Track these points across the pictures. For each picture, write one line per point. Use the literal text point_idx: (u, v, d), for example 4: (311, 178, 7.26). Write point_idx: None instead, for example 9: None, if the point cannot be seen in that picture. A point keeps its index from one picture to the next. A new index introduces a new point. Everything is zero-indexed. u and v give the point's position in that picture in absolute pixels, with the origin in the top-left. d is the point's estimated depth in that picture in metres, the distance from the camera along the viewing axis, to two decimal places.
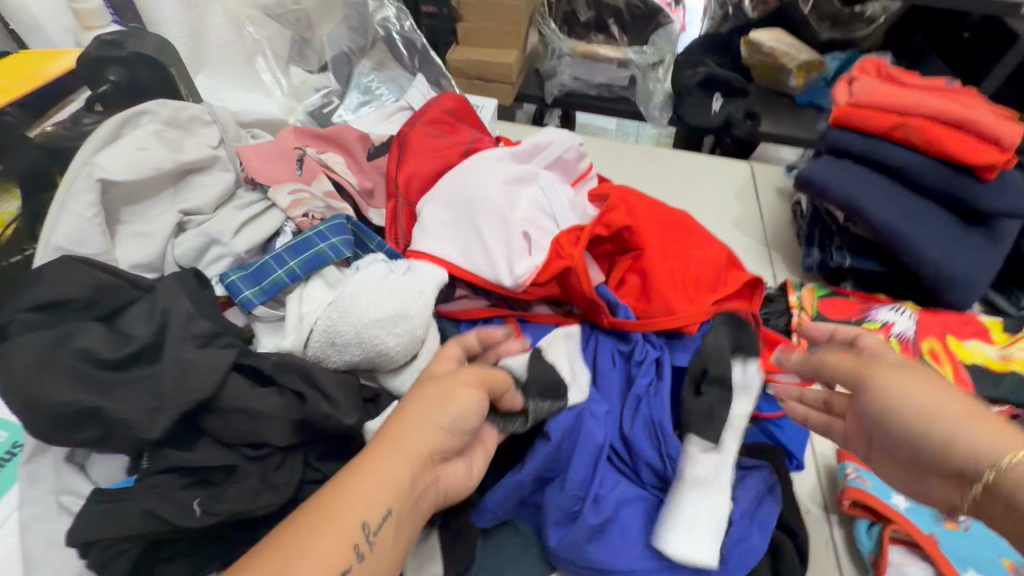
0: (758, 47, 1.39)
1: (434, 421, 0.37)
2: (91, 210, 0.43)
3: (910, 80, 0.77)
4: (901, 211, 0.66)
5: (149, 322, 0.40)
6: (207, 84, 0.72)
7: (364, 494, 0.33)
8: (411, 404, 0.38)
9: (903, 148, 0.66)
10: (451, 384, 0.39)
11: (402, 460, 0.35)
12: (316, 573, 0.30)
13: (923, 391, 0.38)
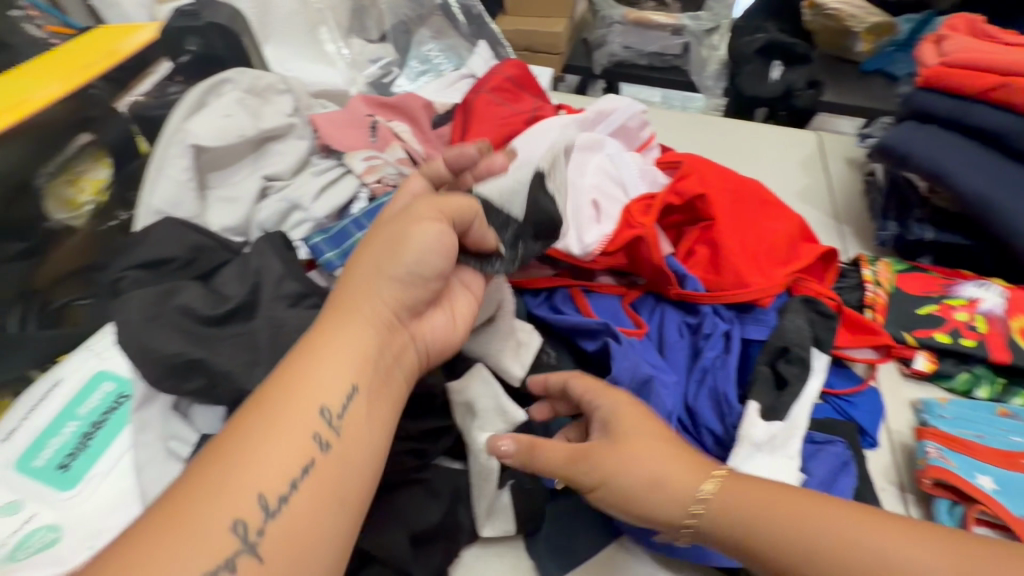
0: (822, 9, 1.31)
1: (390, 269, 0.36)
2: (183, 174, 0.45)
3: (1008, 38, 0.71)
4: (995, 179, 0.61)
5: (243, 281, 0.42)
6: (273, 54, 0.72)
7: (312, 381, 0.32)
8: (361, 273, 0.36)
9: (1000, 110, 0.61)
10: (408, 243, 0.37)
11: (366, 332, 0.35)
12: (285, 442, 0.30)
13: (653, 453, 0.37)
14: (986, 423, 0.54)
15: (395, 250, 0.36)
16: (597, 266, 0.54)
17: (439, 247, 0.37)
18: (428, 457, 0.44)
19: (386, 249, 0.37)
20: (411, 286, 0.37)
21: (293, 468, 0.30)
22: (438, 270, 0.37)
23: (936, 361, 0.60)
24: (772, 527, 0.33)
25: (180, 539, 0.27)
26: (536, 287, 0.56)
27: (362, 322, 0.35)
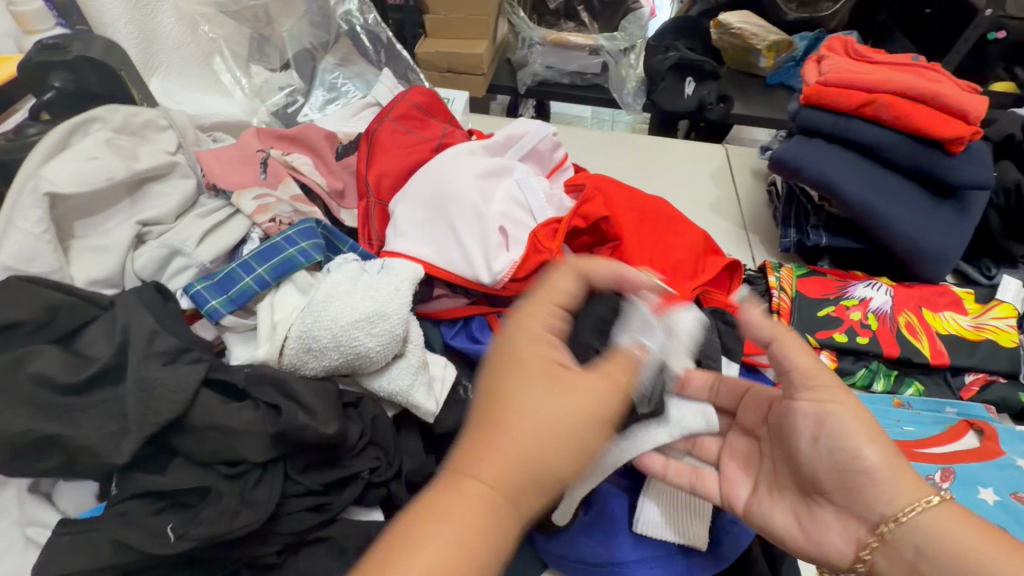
0: (728, 28, 1.39)
1: (522, 440, 0.32)
2: (38, 226, 0.41)
3: (876, 57, 0.78)
4: (873, 186, 0.66)
5: (109, 341, 0.38)
6: (163, 88, 0.67)
7: (433, 560, 0.28)
8: (493, 443, 0.32)
9: (873, 125, 0.66)
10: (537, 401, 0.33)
11: (478, 504, 0.30)
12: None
13: (861, 432, 0.41)
14: (881, 416, 0.58)
15: (511, 411, 0.33)
16: (509, 292, 0.53)
17: (571, 409, 0.33)
18: (334, 511, 0.41)
19: (523, 408, 0.33)
20: (541, 462, 0.32)
21: None
22: (572, 426, 0.33)
23: (837, 359, 0.63)
24: (956, 544, 0.37)
25: None
26: (450, 318, 0.54)
27: (485, 496, 0.31)
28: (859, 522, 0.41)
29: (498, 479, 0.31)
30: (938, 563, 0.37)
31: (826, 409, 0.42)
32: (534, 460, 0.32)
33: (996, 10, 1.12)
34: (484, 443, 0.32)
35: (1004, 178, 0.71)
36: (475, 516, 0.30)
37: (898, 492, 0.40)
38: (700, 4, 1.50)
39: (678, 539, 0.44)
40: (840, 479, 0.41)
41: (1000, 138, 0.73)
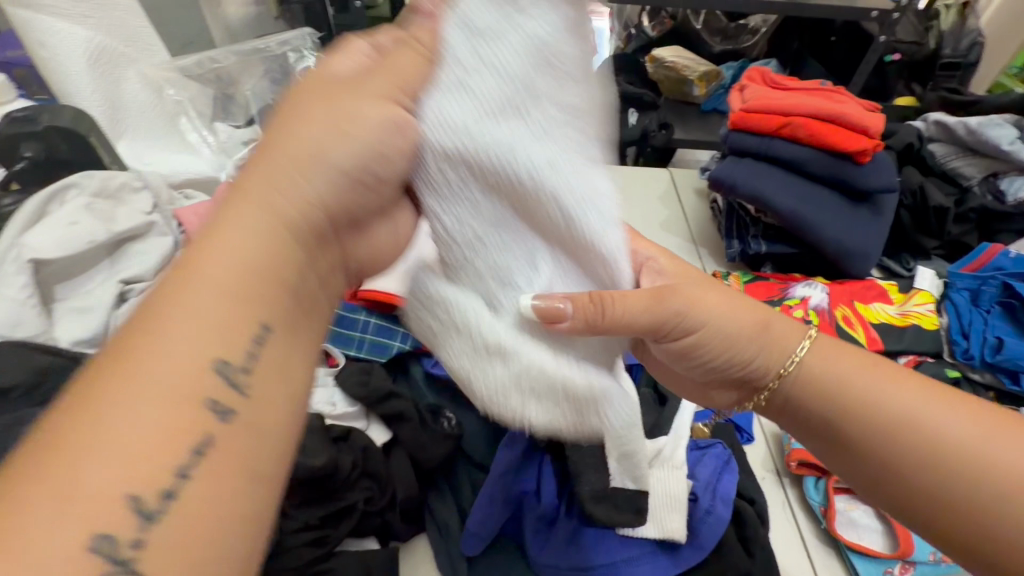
0: (662, 61, 1.53)
1: (296, 152, 0.28)
2: (524, 259, 0.34)
3: (791, 85, 0.88)
4: (799, 197, 0.74)
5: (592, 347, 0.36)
6: (129, 151, 0.68)
7: (192, 301, 0.24)
8: (269, 165, 0.28)
9: (793, 142, 0.74)
10: (306, 152, 0.28)
11: (271, 217, 0.27)
12: (161, 433, 0.22)
13: (738, 327, 0.41)
14: None
15: (275, 139, 0.29)
16: None
17: (332, 128, 0.29)
18: (333, 542, 0.43)
19: (292, 141, 0.28)
20: (265, 215, 0.27)
21: (184, 450, 0.22)
22: (338, 148, 0.29)
23: None
24: (861, 408, 0.38)
25: (96, 450, 0.20)
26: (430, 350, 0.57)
27: (287, 245, 0.27)
28: (741, 387, 0.44)
29: (250, 251, 0.26)
30: (833, 414, 0.39)
31: (706, 321, 0.40)
32: (294, 199, 0.28)
33: (888, 36, 1.28)
34: (235, 186, 0.28)
35: (908, 181, 0.81)
36: (264, 239, 0.27)
37: (770, 360, 0.41)
38: (634, 42, 1.64)
39: (660, 534, 0.47)
40: (732, 366, 0.42)
41: (901, 147, 0.83)
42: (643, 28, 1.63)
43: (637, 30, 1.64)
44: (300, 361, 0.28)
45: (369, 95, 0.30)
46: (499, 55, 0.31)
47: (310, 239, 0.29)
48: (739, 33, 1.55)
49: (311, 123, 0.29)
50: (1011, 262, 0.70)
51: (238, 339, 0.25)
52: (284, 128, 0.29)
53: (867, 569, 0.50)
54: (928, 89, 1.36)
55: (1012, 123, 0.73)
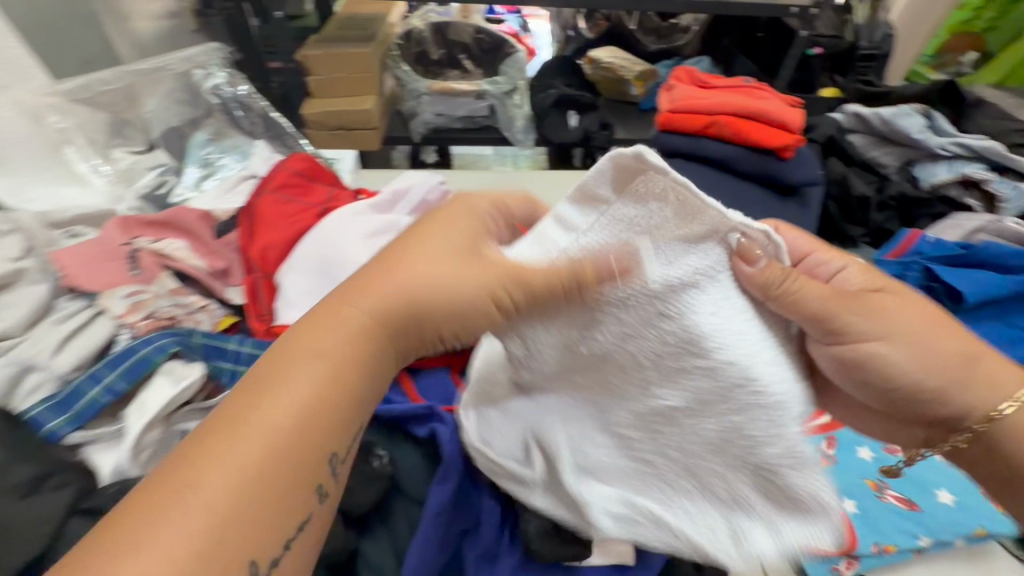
0: (599, 63, 1.55)
1: (419, 283, 0.37)
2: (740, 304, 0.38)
3: (716, 84, 0.89)
4: (731, 194, 0.74)
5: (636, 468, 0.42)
6: (7, 188, 0.62)
7: (302, 401, 0.33)
8: (395, 280, 0.37)
9: (720, 141, 0.74)
10: (422, 281, 0.37)
11: (386, 342, 0.37)
12: (287, 497, 0.31)
13: (920, 364, 0.42)
14: None
15: (407, 261, 0.38)
16: None
17: (454, 264, 0.38)
18: None
19: (419, 270, 0.38)
20: (394, 334, 0.37)
21: (293, 524, 0.31)
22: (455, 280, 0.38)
23: None
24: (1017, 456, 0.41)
25: (238, 497, 0.29)
26: None
27: (385, 358, 0.37)
28: (932, 426, 0.44)
29: (360, 360, 0.35)
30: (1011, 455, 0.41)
31: (879, 343, 0.42)
32: (408, 323, 0.38)
33: (809, 31, 1.33)
34: (367, 293, 0.37)
35: (832, 172, 0.83)
36: (375, 358, 0.36)
37: (975, 405, 0.42)
38: (574, 43, 1.68)
39: (605, 559, 0.46)
40: (923, 399, 0.43)
41: (824, 139, 0.86)
42: (580, 30, 1.70)
43: (575, 31, 1.70)
44: (361, 455, 0.37)
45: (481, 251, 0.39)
46: (589, 223, 0.40)
47: (404, 346, 0.39)
48: (672, 33, 1.64)
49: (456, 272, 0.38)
50: (930, 247, 0.72)
51: (339, 437, 0.34)
52: (413, 251, 0.38)
53: (817, 570, 0.49)
54: (851, 80, 1.42)
55: (921, 112, 0.76)
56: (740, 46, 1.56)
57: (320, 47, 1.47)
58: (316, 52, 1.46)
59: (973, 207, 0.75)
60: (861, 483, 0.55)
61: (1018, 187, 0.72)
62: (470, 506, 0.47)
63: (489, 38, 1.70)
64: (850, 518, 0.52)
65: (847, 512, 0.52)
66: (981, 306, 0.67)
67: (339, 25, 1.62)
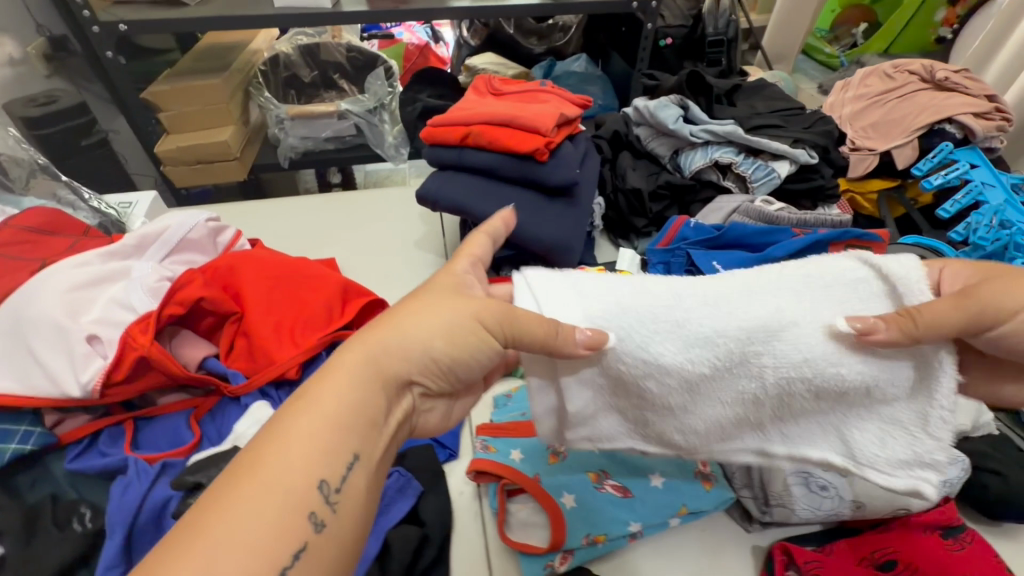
0: (475, 70, 1.56)
1: (403, 340, 0.39)
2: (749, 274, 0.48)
3: (503, 90, 0.91)
4: (499, 201, 0.75)
5: (892, 446, 0.46)
6: None
7: (298, 446, 0.33)
8: (389, 330, 0.39)
9: (482, 150, 0.75)
10: (412, 337, 0.40)
11: (376, 377, 0.38)
12: (273, 529, 0.31)
13: None
14: None
15: (392, 321, 0.40)
16: (111, 395, 0.53)
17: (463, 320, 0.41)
18: None
19: (410, 324, 0.40)
20: (420, 361, 0.40)
21: (282, 558, 0.30)
22: (464, 344, 0.41)
23: None
24: None
25: (218, 553, 0.29)
26: (77, 437, 0.54)
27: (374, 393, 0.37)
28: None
29: (351, 398, 0.36)
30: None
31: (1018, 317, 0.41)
32: (393, 361, 0.39)
33: (653, 23, 1.36)
34: (363, 342, 0.39)
35: (618, 168, 0.86)
36: (354, 394, 0.36)
37: None
38: (461, 51, 1.74)
39: None
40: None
41: (609, 136, 0.89)
42: (465, 38, 1.73)
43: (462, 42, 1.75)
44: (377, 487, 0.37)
45: (481, 313, 0.41)
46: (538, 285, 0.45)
47: (395, 387, 0.39)
48: (551, 33, 1.63)
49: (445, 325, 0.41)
50: (693, 232, 0.74)
51: (328, 466, 0.34)
52: (422, 302, 0.42)
53: (531, 567, 0.51)
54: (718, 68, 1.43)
55: (676, 103, 0.79)
56: (609, 41, 1.60)
57: (167, 81, 1.43)
58: (163, 87, 1.41)
59: (731, 188, 0.79)
60: (581, 477, 0.56)
61: (765, 166, 0.76)
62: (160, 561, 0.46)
63: (362, 55, 1.71)
64: (565, 512, 0.53)
65: (563, 506, 0.53)
66: None
67: (195, 56, 1.55)
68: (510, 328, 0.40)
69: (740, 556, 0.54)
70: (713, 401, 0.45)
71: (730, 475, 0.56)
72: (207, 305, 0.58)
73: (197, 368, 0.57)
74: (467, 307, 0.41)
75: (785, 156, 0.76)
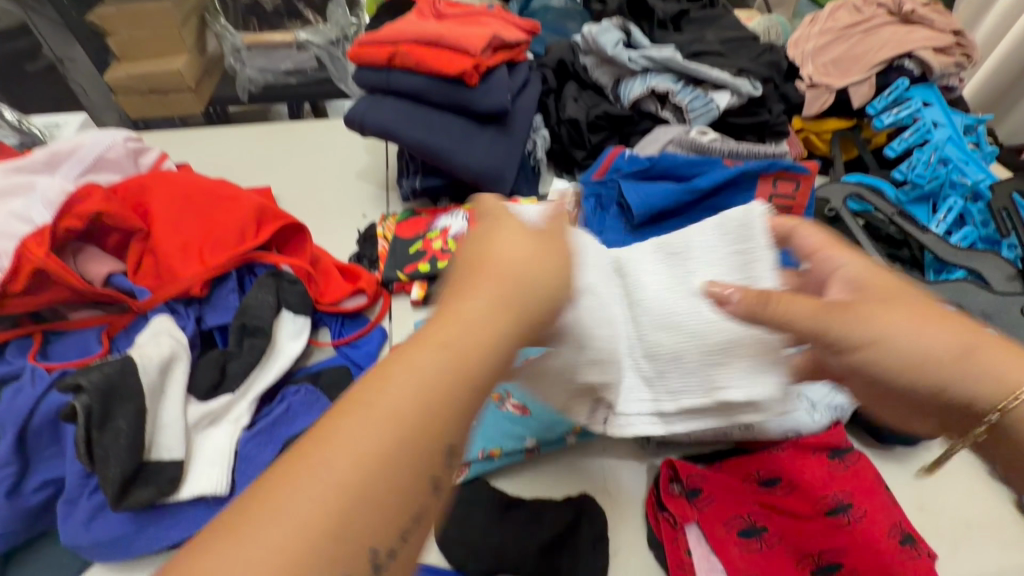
0: None
1: (521, 273, 0.37)
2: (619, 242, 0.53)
3: (446, 11, 0.86)
4: (428, 128, 0.73)
5: (736, 371, 0.47)
6: None
7: (414, 390, 0.31)
8: (495, 266, 0.37)
9: (408, 73, 0.72)
10: (517, 270, 0.37)
11: (495, 326, 0.34)
12: (392, 486, 0.29)
13: (922, 334, 0.39)
14: None
15: (497, 250, 0.38)
16: (11, 305, 0.53)
17: (552, 258, 0.39)
18: None
19: (517, 256, 0.38)
20: (530, 295, 0.36)
21: (404, 518, 0.29)
22: (557, 276, 0.39)
23: (427, 287, 0.70)
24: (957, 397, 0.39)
25: (319, 497, 0.27)
26: None
27: (495, 337, 0.34)
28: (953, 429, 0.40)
29: (467, 338, 0.33)
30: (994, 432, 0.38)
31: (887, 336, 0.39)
32: (506, 302, 0.35)
33: None
34: (468, 273, 0.37)
35: (562, 97, 0.83)
36: (472, 336, 0.33)
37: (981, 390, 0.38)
38: None
39: (189, 493, 0.48)
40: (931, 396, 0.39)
41: (555, 64, 0.85)
42: None
43: None
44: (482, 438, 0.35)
45: (553, 246, 0.40)
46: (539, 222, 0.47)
47: (515, 332, 0.35)
48: None
49: (555, 261, 0.39)
50: (626, 163, 0.73)
51: (449, 417, 0.31)
52: (512, 233, 0.39)
53: None
54: None
55: (616, 27, 0.75)
56: None
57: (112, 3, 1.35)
58: (108, 10, 1.33)
59: (670, 120, 0.76)
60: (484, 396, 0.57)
61: (703, 97, 0.73)
62: (61, 460, 0.49)
63: None
64: None
65: None
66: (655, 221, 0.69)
67: None
68: (545, 251, 0.39)
69: (633, 472, 0.56)
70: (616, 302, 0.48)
71: None
72: (110, 219, 0.57)
73: (103, 284, 0.57)
74: (538, 245, 0.39)
75: (726, 86, 0.74)
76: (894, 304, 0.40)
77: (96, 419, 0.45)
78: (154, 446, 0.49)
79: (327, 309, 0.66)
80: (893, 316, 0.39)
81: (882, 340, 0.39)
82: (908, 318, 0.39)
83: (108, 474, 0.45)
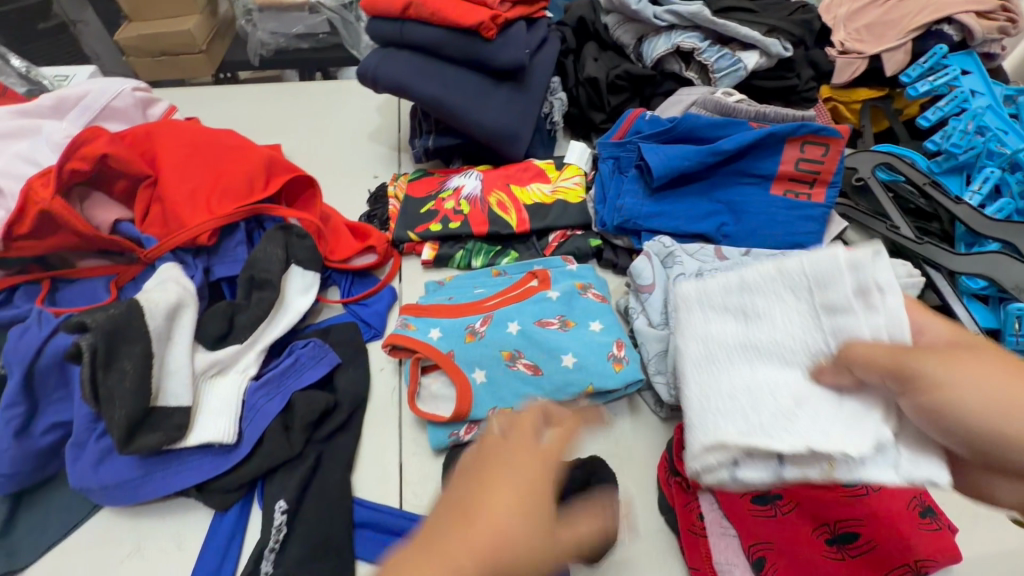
0: None
1: (502, 515, 0.36)
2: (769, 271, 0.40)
3: None
4: (443, 84, 0.71)
5: (872, 457, 0.34)
6: None
7: None
8: (496, 492, 0.37)
9: (424, 25, 0.69)
10: (502, 513, 0.36)
11: (502, 535, 0.35)
12: None
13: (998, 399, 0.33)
14: (466, 286, 0.64)
15: (491, 482, 0.37)
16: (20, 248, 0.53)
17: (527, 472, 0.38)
18: None
19: (503, 477, 0.37)
20: (537, 510, 0.37)
21: None
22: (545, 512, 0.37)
23: (438, 248, 0.69)
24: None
25: None
26: None
27: (500, 544, 0.35)
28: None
29: (485, 556, 0.34)
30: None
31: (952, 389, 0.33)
32: (510, 530, 0.35)
33: None
34: (462, 491, 0.38)
35: (582, 56, 0.80)
36: (502, 559, 0.34)
37: None
38: None
39: (197, 440, 0.48)
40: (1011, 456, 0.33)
41: (574, 22, 0.81)
42: None
43: None
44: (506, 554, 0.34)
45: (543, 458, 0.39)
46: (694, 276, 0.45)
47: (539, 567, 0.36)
48: None
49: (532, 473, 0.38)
50: (647, 124, 0.70)
51: None
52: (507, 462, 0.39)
53: (435, 436, 0.52)
54: None
55: None
56: None
57: None
58: None
59: (693, 81, 0.74)
60: (495, 355, 0.55)
61: (732, 56, 0.70)
62: (69, 403, 0.48)
63: None
64: (474, 386, 0.53)
65: (473, 381, 0.53)
66: (675, 185, 0.67)
67: None
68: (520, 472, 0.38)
69: (646, 437, 0.55)
70: (744, 367, 0.39)
71: (647, 360, 0.56)
72: (117, 165, 0.56)
73: (111, 231, 0.56)
74: (542, 457, 0.39)
75: (755, 46, 0.71)
76: (976, 361, 0.34)
77: (100, 359, 0.44)
78: (162, 392, 0.48)
79: (336, 266, 0.65)
80: (964, 365, 0.34)
81: (950, 389, 0.33)
82: (991, 376, 0.33)
83: (115, 417, 0.45)
